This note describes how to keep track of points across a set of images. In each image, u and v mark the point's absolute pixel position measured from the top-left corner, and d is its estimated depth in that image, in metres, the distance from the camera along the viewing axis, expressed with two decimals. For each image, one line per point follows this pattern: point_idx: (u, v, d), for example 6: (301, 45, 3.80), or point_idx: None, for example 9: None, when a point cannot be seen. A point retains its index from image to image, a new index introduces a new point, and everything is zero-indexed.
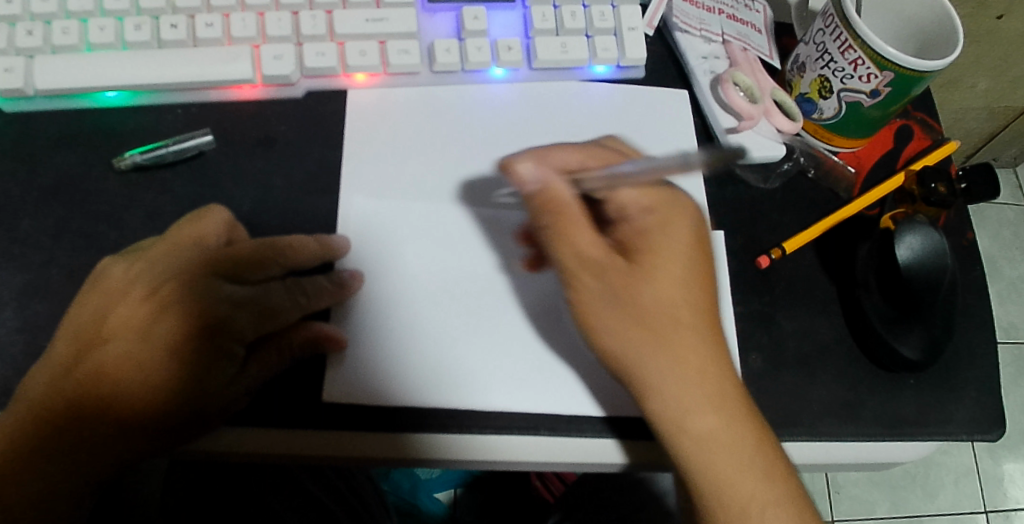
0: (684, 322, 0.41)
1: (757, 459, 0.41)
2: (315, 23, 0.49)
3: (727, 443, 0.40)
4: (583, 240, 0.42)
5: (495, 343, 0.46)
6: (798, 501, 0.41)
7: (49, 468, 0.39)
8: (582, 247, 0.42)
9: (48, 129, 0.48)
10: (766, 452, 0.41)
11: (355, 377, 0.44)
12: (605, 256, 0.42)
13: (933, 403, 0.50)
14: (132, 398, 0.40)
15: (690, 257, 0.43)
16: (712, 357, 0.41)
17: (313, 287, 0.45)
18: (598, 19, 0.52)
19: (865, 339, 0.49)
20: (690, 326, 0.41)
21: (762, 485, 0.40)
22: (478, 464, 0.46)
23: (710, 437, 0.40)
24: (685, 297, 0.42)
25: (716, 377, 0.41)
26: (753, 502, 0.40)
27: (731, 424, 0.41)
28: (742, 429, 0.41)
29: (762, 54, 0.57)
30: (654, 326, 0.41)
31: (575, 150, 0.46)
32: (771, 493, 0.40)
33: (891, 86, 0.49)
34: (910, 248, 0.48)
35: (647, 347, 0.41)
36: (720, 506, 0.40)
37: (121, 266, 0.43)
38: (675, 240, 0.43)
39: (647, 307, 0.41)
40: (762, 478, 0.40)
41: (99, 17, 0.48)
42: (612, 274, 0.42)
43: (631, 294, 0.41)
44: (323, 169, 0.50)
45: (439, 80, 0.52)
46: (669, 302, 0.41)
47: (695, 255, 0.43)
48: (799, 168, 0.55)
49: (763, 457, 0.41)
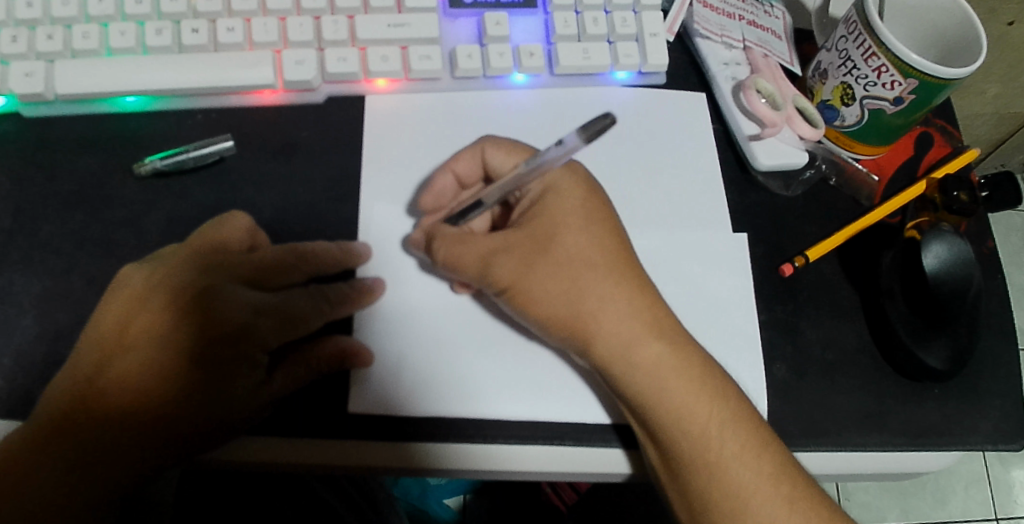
0: (595, 299, 0.41)
1: (758, 460, 0.41)
2: (337, 28, 0.49)
3: (673, 404, 0.41)
4: (462, 252, 0.42)
5: (518, 352, 0.46)
6: (767, 446, 0.41)
7: (69, 480, 0.37)
8: (476, 254, 0.42)
9: (68, 136, 0.48)
10: (720, 400, 0.42)
11: (380, 388, 0.44)
12: (508, 255, 0.42)
13: (959, 412, 0.49)
14: (155, 407, 0.39)
15: (578, 233, 0.42)
16: (635, 324, 0.41)
17: (336, 294, 0.44)
18: (620, 25, 0.52)
19: (891, 350, 0.49)
20: (603, 301, 0.41)
21: (720, 435, 0.41)
22: (503, 476, 0.45)
23: (653, 401, 0.41)
24: (589, 275, 0.42)
25: (643, 344, 0.41)
26: (714, 454, 0.41)
27: (672, 384, 0.41)
28: (687, 384, 0.41)
29: (784, 61, 0.56)
30: (570, 311, 0.41)
31: (473, 158, 0.47)
32: (733, 441, 0.41)
33: (915, 93, 0.48)
34: (936, 257, 0.48)
35: (565, 330, 0.42)
36: (683, 462, 0.41)
37: (142, 274, 0.42)
38: (564, 224, 0.43)
39: (554, 297, 0.41)
40: (772, 476, 0.40)
41: (120, 21, 0.47)
42: (516, 272, 0.42)
43: (537, 288, 0.41)
44: (343, 176, 0.50)
45: (460, 86, 0.52)
46: (571, 287, 0.41)
47: (584, 230, 0.43)
48: (821, 176, 0.55)
49: (719, 405, 0.41)
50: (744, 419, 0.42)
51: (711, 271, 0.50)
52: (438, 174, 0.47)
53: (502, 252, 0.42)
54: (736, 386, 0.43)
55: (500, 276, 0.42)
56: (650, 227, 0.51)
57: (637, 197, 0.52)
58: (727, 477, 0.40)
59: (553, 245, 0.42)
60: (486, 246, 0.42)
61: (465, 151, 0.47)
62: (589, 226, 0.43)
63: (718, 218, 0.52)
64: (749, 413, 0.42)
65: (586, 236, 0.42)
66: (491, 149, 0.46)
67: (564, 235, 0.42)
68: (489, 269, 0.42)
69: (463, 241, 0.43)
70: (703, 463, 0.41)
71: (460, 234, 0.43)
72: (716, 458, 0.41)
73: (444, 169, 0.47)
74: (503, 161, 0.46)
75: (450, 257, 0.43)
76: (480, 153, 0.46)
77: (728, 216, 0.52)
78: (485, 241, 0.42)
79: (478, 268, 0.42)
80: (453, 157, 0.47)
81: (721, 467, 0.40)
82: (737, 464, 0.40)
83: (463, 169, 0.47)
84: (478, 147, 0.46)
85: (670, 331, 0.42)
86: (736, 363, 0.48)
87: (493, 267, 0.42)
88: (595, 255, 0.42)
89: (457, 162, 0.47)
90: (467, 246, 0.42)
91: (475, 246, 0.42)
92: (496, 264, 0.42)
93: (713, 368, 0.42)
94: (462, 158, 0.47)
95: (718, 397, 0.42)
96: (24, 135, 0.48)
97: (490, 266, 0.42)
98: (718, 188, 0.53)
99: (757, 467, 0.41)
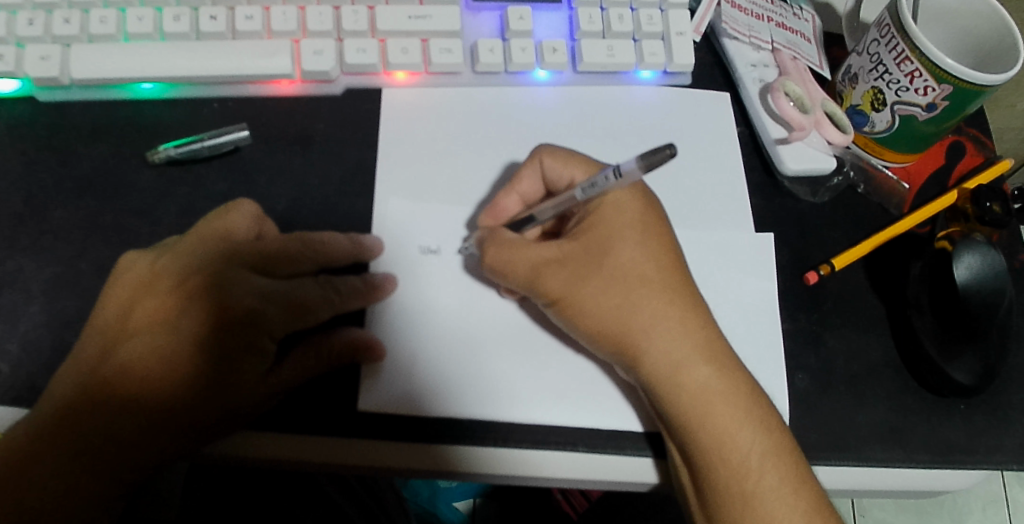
0: (647, 314, 0.41)
1: (796, 500, 0.39)
2: (357, 19, 0.48)
3: (714, 428, 0.40)
4: (514, 258, 0.41)
5: (536, 354, 0.44)
6: (805, 483, 0.40)
7: (70, 471, 0.36)
8: (527, 262, 0.41)
9: (83, 120, 0.48)
10: (763, 431, 0.40)
11: (404, 392, 0.43)
12: (562, 267, 0.41)
13: (984, 431, 0.47)
14: (161, 397, 0.38)
15: (634, 247, 0.42)
16: (686, 344, 0.41)
17: (346, 286, 0.43)
18: (646, 22, 0.50)
19: (918, 364, 0.47)
20: (655, 316, 0.41)
21: (759, 468, 0.39)
22: (521, 482, 0.44)
23: (698, 424, 0.40)
24: (642, 290, 0.41)
25: (692, 367, 0.40)
26: (751, 485, 0.39)
27: (718, 410, 0.40)
28: (732, 411, 0.40)
29: (812, 64, 0.55)
30: (620, 325, 0.41)
31: (533, 174, 0.45)
32: (772, 475, 0.39)
33: (948, 100, 0.47)
34: (968, 268, 0.46)
35: (615, 344, 0.41)
36: (718, 490, 0.39)
37: (147, 260, 0.41)
38: (621, 236, 0.42)
39: (603, 311, 0.41)
40: (808, 512, 0.39)
41: (138, 7, 0.47)
42: (570, 283, 0.41)
43: (589, 300, 0.41)
44: (360, 169, 0.49)
45: (481, 81, 0.51)
46: (624, 300, 0.41)
47: (641, 244, 0.42)
48: (849, 183, 0.53)
49: (760, 436, 0.40)
50: (784, 450, 0.40)
51: (732, 276, 0.48)
52: (502, 195, 0.45)
53: (556, 264, 0.41)
54: (779, 417, 0.41)
55: (552, 288, 0.41)
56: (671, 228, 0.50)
57: (659, 199, 0.51)
58: (763, 510, 0.39)
59: (609, 258, 0.41)
60: (539, 254, 0.41)
61: (524, 167, 0.45)
62: (646, 238, 0.42)
63: (740, 222, 0.51)
64: (791, 446, 0.41)
65: (644, 249, 0.42)
66: (549, 160, 0.45)
67: (620, 247, 0.42)
68: (539, 279, 0.41)
69: (517, 246, 0.41)
70: (739, 493, 0.39)
71: (513, 238, 0.42)
72: (752, 489, 0.39)
73: (508, 191, 0.45)
74: (561, 172, 0.45)
75: (500, 261, 0.41)
76: (538, 166, 0.45)
77: (751, 220, 0.51)
78: (538, 249, 0.41)
79: (529, 276, 0.41)
80: (514, 178, 0.45)
81: (756, 499, 0.39)
82: (775, 499, 0.39)
83: (526, 189, 0.46)
84: (536, 161, 0.45)
85: (721, 355, 0.41)
86: (757, 372, 0.46)
87: (546, 278, 0.41)
88: (652, 271, 0.41)
89: (520, 183, 0.45)
90: (519, 250, 0.41)
91: (530, 252, 0.41)
92: (548, 276, 0.41)
93: (761, 396, 0.41)
94: (523, 177, 0.45)
95: (763, 430, 0.40)
96: (38, 119, 0.47)
97: (541, 275, 0.41)
98: (741, 190, 0.52)
99: (792, 503, 0.39)
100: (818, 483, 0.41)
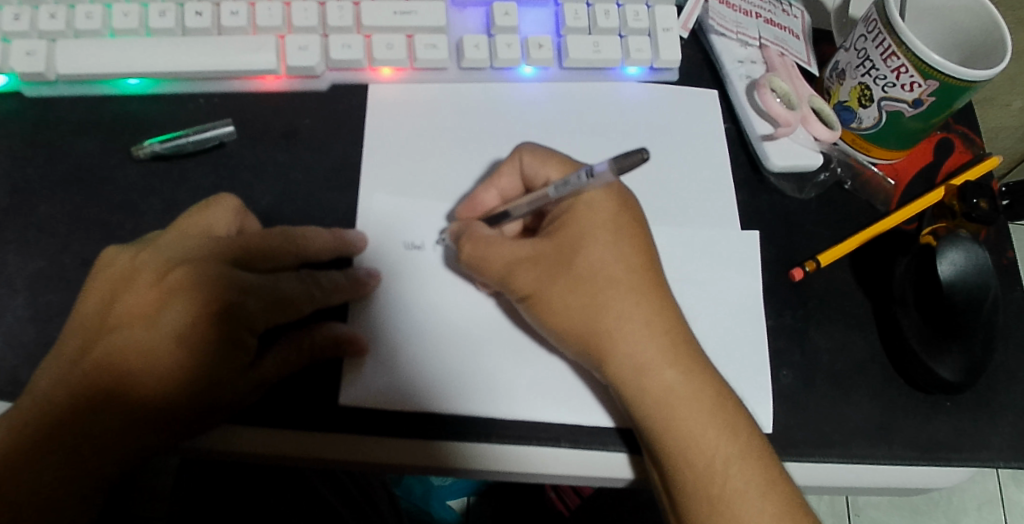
0: (615, 315, 0.40)
1: (764, 504, 0.38)
2: (342, 14, 0.48)
3: (680, 432, 0.40)
4: (488, 253, 0.42)
5: (519, 351, 0.44)
6: (775, 486, 0.39)
7: (49, 463, 0.37)
8: (500, 258, 0.42)
9: (68, 116, 0.48)
10: (730, 435, 0.40)
11: (384, 388, 0.43)
12: (533, 266, 0.42)
13: (969, 428, 0.47)
14: (139, 392, 0.38)
15: (605, 248, 0.42)
16: (653, 346, 0.40)
17: (328, 281, 0.43)
18: (632, 18, 0.50)
19: (904, 361, 0.47)
20: (621, 317, 0.40)
21: (723, 472, 0.39)
22: (509, 478, 0.44)
23: (663, 427, 0.40)
24: (609, 291, 0.41)
25: (658, 369, 0.40)
26: (718, 488, 0.39)
27: (683, 414, 0.40)
28: (699, 415, 0.40)
29: (800, 60, 0.55)
30: (587, 326, 0.41)
31: (514, 171, 0.46)
32: (738, 479, 0.39)
33: (935, 96, 0.47)
34: (952, 265, 0.46)
35: (583, 344, 0.41)
36: (685, 491, 0.39)
37: (129, 254, 0.42)
38: (592, 236, 0.42)
39: (571, 312, 0.41)
40: (776, 515, 0.38)
41: (124, 3, 0.47)
42: (539, 281, 0.41)
43: (557, 300, 0.41)
44: (345, 164, 0.49)
45: (467, 77, 0.51)
46: (591, 301, 0.41)
47: (612, 244, 0.42)
48: (836, 180, 0.53)
49: (727, 440, 0.40)
50: (754, 454, 0.40)
51: (717, 273, 0.48)
52: (481, 189, 0.46)
53: (527, 263, 0.42)
54: (750, 420, 0.41)
55: (523, 285, 0.42)
56: (656, 225, 0.50)
57: (646, 195, 0.51)
58: (730, 514, 0.38)
59: (578, 257, 0.41)
60: (511, 253, 0.42)
61: (505, 164, 0.46)
62: (618, 239, 0.42)
63: (726, 218, 0.51)
64: (761, 448, 0.40)
65: (614, 250, 0.42)
66: (528, 158, 0.45)
67: (590, 248, 0.42)
68: (511, 276, 0.42)
69: (490, 243, 0.42)
70: (705, 497, 0.39)
71: (488, 235, 0.43)
72: (719, 493, 0.39)
73: (487, 186, 0.46)
74: (538, 170, 0.45)
75: (475, 256, 0.43)
76: (518, 165, 0.45)
77: (737, 216, 0.51)
78: (512, 247, 0.42)
79: (502, 273, 0.42)
80: (494, 174, 0.46)
81: (722, 503, 0.39)
82: (742, 503, 0.38)
83: (506, 185, 0.46)
84: (517, 158, 0.45)
85: (689, 358, 0.41)
86: (741, 368, 0.46)
87: (518, 275, 0.42)
88: (621, 272, 0.41)
89: (500, 179, 0.46)
90: (493, 247, 0.42)
91: (502, 249, 0.42)
92: (519, 273, 0.42)
93: (728, 398, 0.41)
94: (503, 174, 0.46)
95: (729, 433, 0.40)
96: (25, 114, 0.48)
97: (513, 273, 0.42)
98: (728, 187, 0.52)
99: (762, 506, 0.38)
100: (794, 485, 0.41)
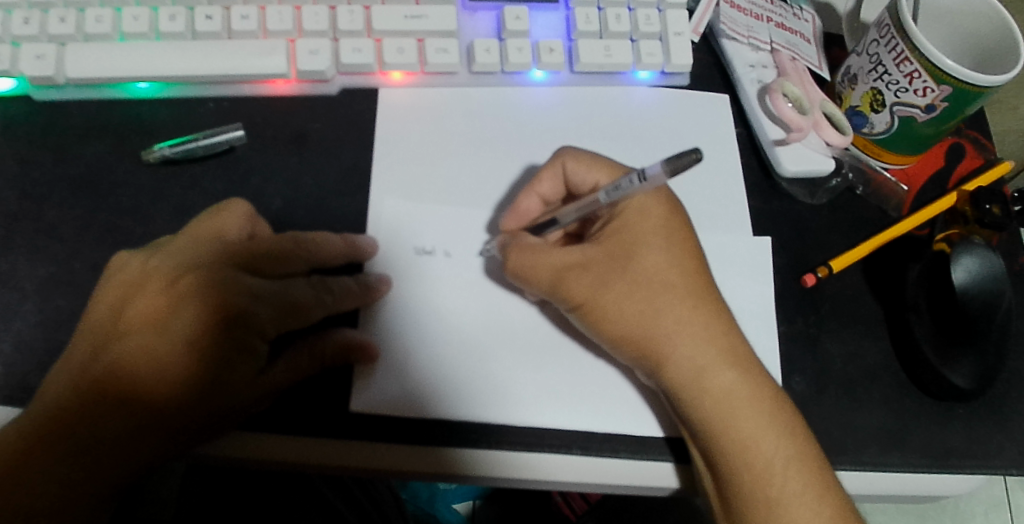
0: (672, 320, 0.40)
1: (820, 507, 0.39)
2: (353, 19, 0.48)
3: (738, 435, 0.39)
4: (537, 263, 0.42)
5: (531, 357, 0.44)
6: (829, 488, 0.39)
7: (61, 469, 0.36)
8: (550, 267, 0.42)
9: (77, 120, 0.48)
10: (787, 436, 0.40)
11: (410, 395, 0.43)
12: (586, 272, 0.41)
13: (983, 435, 0.46)
14: (154, 397, 0.38)
15: (659, 252, 0.42)
16: (710, 349, 0.40)
17: (339, 287, 0.43)
18: (643, 23, 0.50)
19: (916, 368, 0.46)
20: (679, 322, 0.40)
21: (782, 474, 0.39)
22: (523, 485, 0.43)
23: (720, 431, 0.39)
24: (667, 295, 0.41)
25: (717, 371, 0.40)
26: (775, 491, 0.39)
27: (742, 416, 0.40)
28: (755, 417, 0.40)
29: (812, 65, 0.54)
30: (645, 331, 0.40)
31: (555, 176, 0.45)
32: (795, 481, 0.39)
33: (948, 101, 0.46)
34: (966, 271, 0.46)
35: (638, 350, 0.41)
36: (741, 495, 0.39)
37: (139, 259, 0.42)
38: (646, 241, 0.42)
39: (628, 317, 0.41)
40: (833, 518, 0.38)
41: (133, 7, 0.47)
42: (594, 287, 0.41)
43: (615, 306, 0.41)
44: (355, 169, 0.49)
45: (478, 81, 0.50)
46: (648, 306, 0.41)
47: (665, 249, 0.42)
48: (847, 185, 0.53)
49: (784, 442, 0.40)
50: (809, 455, 0.40)
51: (729, 279, 0.48)
52: (523, 196, 0.45)
53: (579, 269, 0.41)
54: (804, 423, 0.41)
55: (576, 292, 0.41)
56: None
57: None
58: (788, 516, 0.38)
59: (634, 261, 0.41)
60: (561, 259, 0.42)
61: (545, 169, 0.45)
62: (671, 244, 0.42)
63: (737, 224, 0.51)
64: (817, 451, 0.40)
65: (668, 255, 0.42)
66: (572, 164, 0.45)
67: (645, 253, 0.42)
68: (562, 284, 0.41)
69: (540, 252, 0.42)
70: (763, 499, 0.39)
71: (536, 244, 0.43)
72: (777, 495, 0.39)
73: (529, 192, 0.45)
74: (584, 176, 0.44)
75: (523, 265, 0.42)
76: (560, 169, 0.45)
77: (748, 223, 0.51)
78: (561, 254, 0.42)
79: (552, 281, 0.42)
80: (534, 179, 0.45)
81: (781, 506, 0.39)
82: (800, 505, 0.39)
83: (547, 190, 0.46)
84: (558, 164, 0.45)
85: (744, 360, 0.41)
86: None
87: (569, 282, 0.41)
88: (676, 277, 0.41)
89: (540, 183, 0.45)
90: (541, 255, 0.42)
91: (552, 257, 0.42)
92: (572, 280, 0.41)
93: (785, 402, 0.41)
94: (544, 178, 0.45)
95: (788, 434, 0.40)
96: (34, 119, 0.47)
97: (564, 280, 0.41)
98: (739, 193, 0.51)
99: (817, 508, 0.39)
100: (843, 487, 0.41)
